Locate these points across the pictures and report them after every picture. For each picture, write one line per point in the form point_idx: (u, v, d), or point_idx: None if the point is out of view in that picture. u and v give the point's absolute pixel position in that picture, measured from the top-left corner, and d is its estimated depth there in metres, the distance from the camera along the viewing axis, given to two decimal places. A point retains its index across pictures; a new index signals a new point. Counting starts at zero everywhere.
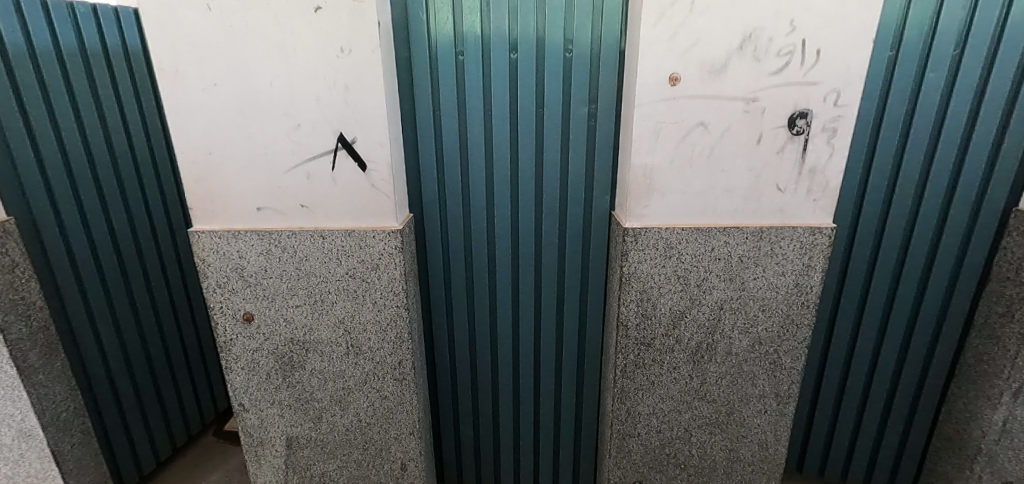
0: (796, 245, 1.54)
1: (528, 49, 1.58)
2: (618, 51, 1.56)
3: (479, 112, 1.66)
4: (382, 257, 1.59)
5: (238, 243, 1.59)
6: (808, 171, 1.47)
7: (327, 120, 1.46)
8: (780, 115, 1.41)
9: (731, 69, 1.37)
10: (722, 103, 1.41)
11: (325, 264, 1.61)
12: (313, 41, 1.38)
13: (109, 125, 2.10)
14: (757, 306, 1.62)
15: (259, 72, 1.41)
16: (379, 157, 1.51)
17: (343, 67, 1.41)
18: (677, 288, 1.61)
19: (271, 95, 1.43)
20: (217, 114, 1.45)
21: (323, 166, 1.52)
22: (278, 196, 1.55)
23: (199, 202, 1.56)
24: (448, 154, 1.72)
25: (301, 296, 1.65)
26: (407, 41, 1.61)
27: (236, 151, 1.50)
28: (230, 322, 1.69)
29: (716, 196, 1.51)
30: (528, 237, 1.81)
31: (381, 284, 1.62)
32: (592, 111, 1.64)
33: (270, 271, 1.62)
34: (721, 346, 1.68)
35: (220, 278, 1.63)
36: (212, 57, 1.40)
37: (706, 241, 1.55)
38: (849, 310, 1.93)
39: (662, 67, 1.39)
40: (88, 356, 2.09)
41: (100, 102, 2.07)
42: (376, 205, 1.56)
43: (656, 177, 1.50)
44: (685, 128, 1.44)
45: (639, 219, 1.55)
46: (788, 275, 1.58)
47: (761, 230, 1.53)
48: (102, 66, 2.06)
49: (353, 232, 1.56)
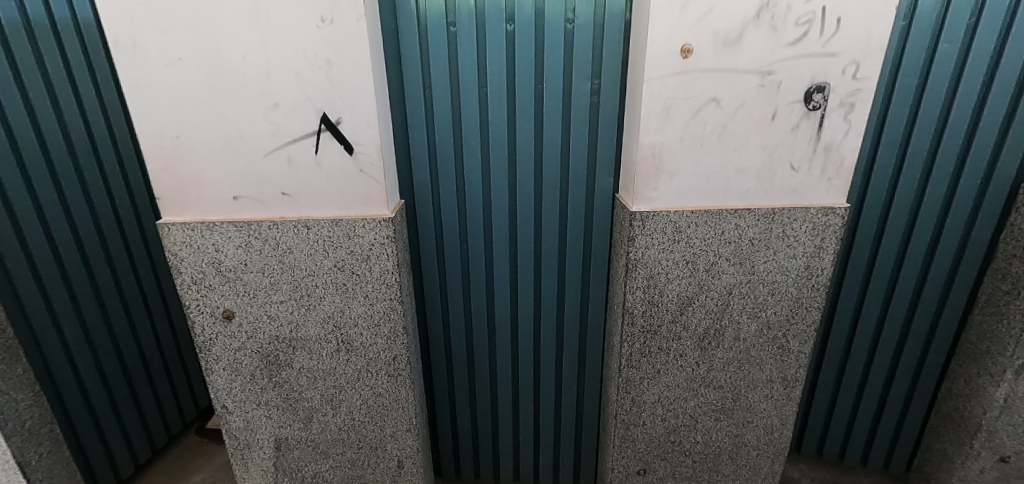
0: (808, 227, 1.48)
1: (525, 21, 1.46)
2: (623, 22, 1.45)
3: (473, 88, 1.54)
4: (374, 248, 1.49)
5: (214, 236, 1.45)
6: (823, 149, 1.40)
7: (308, 99, 1.32)
8: (796, 89, 1.33)
9: (746, 41, 1.28)
10: (737, 77, 1.32)
11: (310, 256, 1.49)
12: (291, 9, 1.24)
13: (61, 107, 1.92)
14: (765, 290, 1.57)
15: (230, 45, 1.26)
16: (367, 139, 1.38)
17: (326, 41, 1.27)
18: (685, 273, 1.54)
19: (244, 71, 1.29)
20: (184, 93, 1.30)
21: (305, 149, 1.38)
22: (256, 184, 1.41)
23: (167, 192, 1.41)
24: (440, 136, 1.61)
25: (286, 291, 1.53)
26: (394, 11, 1.47)
27: (208, 134, 1.35)
28: (208, 321, 1.56)
29: (727, 176, 1.44)
30: (526, 224, 1.71)
31: (374, 276, 1.52)
32: (596, 87, 1.53)
33: (251, 265, 1.49)
34: (729, 332, 1.63)
35: (195, 274, 1.50)
36: (177, 29, 1.24)
37: (716, 225, 1.48)
38: (852, 290, 1.91)
39: (674, 37, 1.28)
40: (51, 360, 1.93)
41: (51, 84, 1.88)
42: (365, 191, 1.44)
43: (665, 157, 1.42)
44: (696, 104, 1.35)
45: (646, 203, 1.47)
46: (798, 258, 1.52)
47: (772, 211, 1.46)
48: (51, 44, 1.86)
49: (341, 222, 1.45)
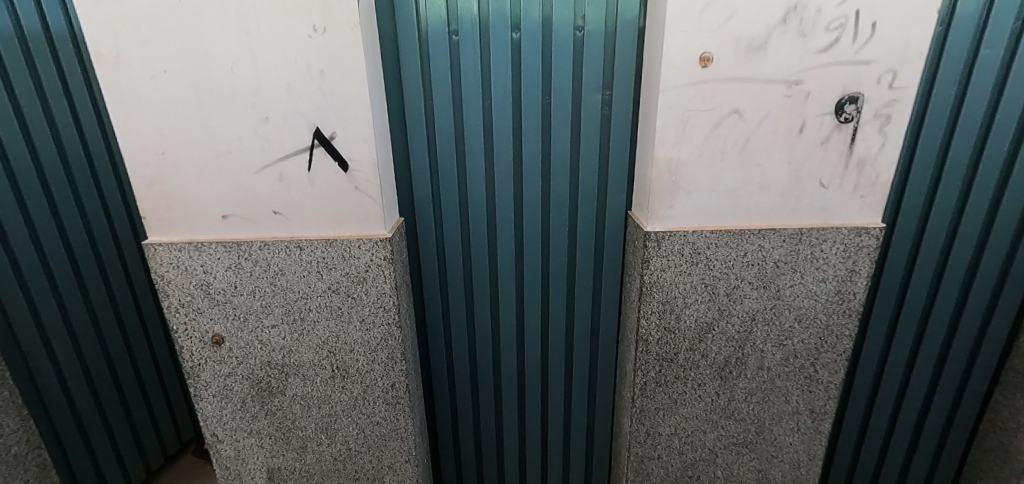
0: (839, 249, 1.36)
1: (531, 28, 1.37)
2: (637, 29, 1.36)
3: (476, 99, 1.45)
4: (370, 269, 1.40)
5: (202, 257, 1.38)
6: (856, 164, 1.29)
7: (300, 112, 1.25)
8: (826, 100, 1.23)
9: (771, 47, 1.18)
10: (761, 87, 1.22)
11: (303, 278, 1.41)
12: (282, 18, 1.16)
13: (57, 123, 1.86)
14: (792, 316, 1.45)
15: (218, 56, 1.19)
16: (362, 154, 1.29)
17: (319, 51, 1.19)
18: (704, 298, 1.43)
19: (233, 83, 1.21)
20: (170, 107, 1.23)
21: (297, 165, 1.30)
22: (246, 202, 1.33)
23: (154, 210, 1.33)
24: (442, 150, 1.52)
25: (279, 315, 1.45)
26: (393, 19, 1.39)
27: (195, 150, 1.28)
28: (197, 346, 1.48)
29: (751, 193, 1.33)
30: (533, 242, 1.61)
31: (371, 299, 1.43)
32: (607, 98, 1.44)
33: (241, 288, 1.41)
34: (751, 361, 1.50)
35: (183, 297, 1.42)
36: (162, 39, 1.17)
37: (738, 246, 1.37)
38: (884, 314, 1.75)
39: (692, 44, 1.19)
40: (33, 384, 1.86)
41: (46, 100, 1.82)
42: (361, 210, 1.35)
43: (682, 173, 1.31)
44: (717, 116, 1.25)
45: (662, 222, 1.36)
46: (828, 281, 1.40)
47: (799, 231, 1.34)
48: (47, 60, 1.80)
49: (336, 242, 1.37)
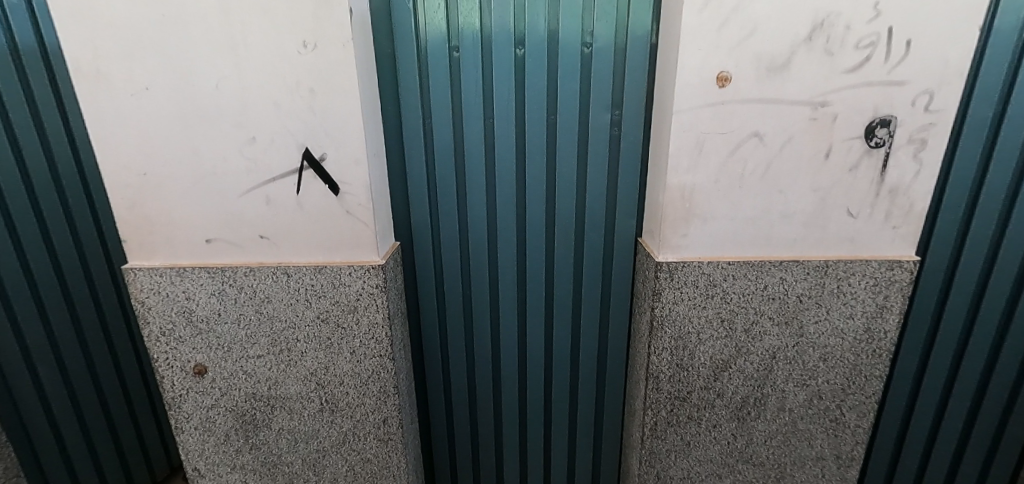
0: (868, 283, 1.26)
1: (536, 44, 1.30)
2: (649, 45, 1.28)
3: (477, 118, 1.37)
4: (362, 298, 1.31)
5: (185, 283, 1.30)
6: (888, 192, 1.18)
7: (289, 132, 1.17)
8: (855, 122, 1.13)
9: (795, 66, 1.09)
10: (783, 109, 1.12)
11: (290, 306, 1.32)
12: (271, 32, 1.09)
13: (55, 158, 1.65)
14: (816, 355, 1.33)
15: (203, 72, 1.12)
16: (354, 177, 1.21)
17: (309, 68, 1.12)
18: (720, 333, 1.32)
19: (218, 101, 1.14)
20: (152, 125, 1.16)
21: (285, 188, 1.22)
22: (231, 225, 1.26)
23: (134, 234, 1.26)
24: (441, 171, 1.44)
25: (264, 345, 1.36)
26: (390, 34, 1.32)
27: (178, 171, 1.20)
28: (178, 376, 1.40)
29: (772, 222, 1.22)
30: (537, 269, 1.52)
31: (362, 329, 1.34)
32: (617, 117, 1.35)
33: (225, 316, 1.33)
34: (771, 402, 1.39)
35: (164, 325, 1.34)
36: (144, 55, 1.11)
37: (757, 278, 1.27)
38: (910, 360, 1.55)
39: (709, 63, 1.10)
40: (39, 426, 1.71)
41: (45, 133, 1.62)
42: (353, 236, 1.27)
43: (697, 200, 1.21)
44: (735, 140, 1.16)
45: (675, 252, 1.26)
46: (856, 318, 1.29)
47: (825, 264, 1.24)
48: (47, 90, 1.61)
49: (325, 268, 1.28)
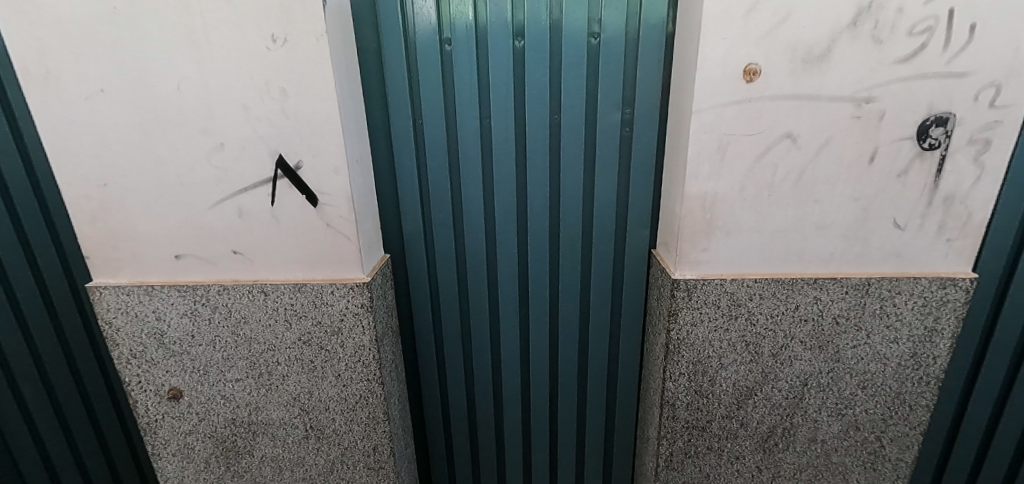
0: (916, 303, 1.10)
1: (537, 35, 1.16)
2: (664, 34, 1.13)
3: (473, 119, 1.24)
4: (346, 319, 1.19)
5: (155, 302, 1.19)
6: (941, 201, 1.03)
7: (260, 138, 1.05)
8: (906, 121, 0.97)
9: (836, 57, 0.94)
10: (821, 106, 0.97)
11: (269, 327, 1.21)
12: (235, 26, 0.97)
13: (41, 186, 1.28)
14: (854, 382, 1.18)
15: (162, 73, 1.01)
16: (334, 187, 1.09)
17: (279, 66, 1.00)
18: (744, 358, 1.18)
19: (180, 104, 1.03)
20: (110, 132, 1.06)
21: (258, 199, 1.10)
22: (202, 240, 1.15)
23: (99, 249, 1.16)
24: (434, 177, 1.30)
25: (243, 368, 1.25)
26: (375, 25, 1.18)
27: (142, 181, 1.10)
28: (153, 400, 1.30)
29: (805, 235, 1.08)
30: (541, 283, 1.39)
31: (347, 352, 1.23)
32: (628, 116, 1.21)
33: (199, 337, 1.22)
34: (802, 432, 1.24)
35: (134, 347, 1.24)
36: (97, 54, 0.99)
37: (787, 298, 1.12)
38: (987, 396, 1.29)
39: (736, 54, 0.95)
40: (31, 472, 1.52)
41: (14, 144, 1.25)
42: (335, 251, 1.15)
43: (719, 211, 1.07)
44: (765, 142, 1.01)
45: (694, 268, 1.12)
46: (901, 341, 1.14)
47: (866, 282, 1.09)
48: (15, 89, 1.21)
49: (305, 286, 1.17)
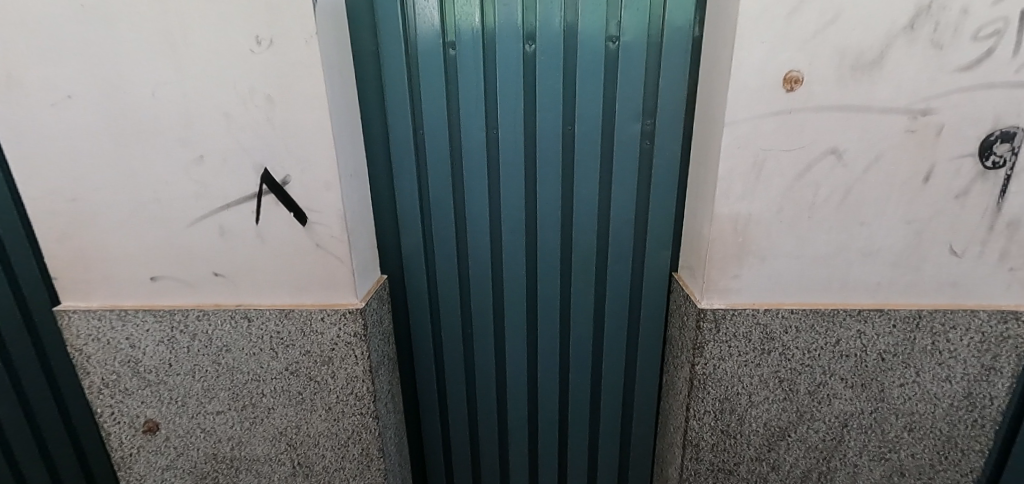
0: (972, 339, 0.99)
1: (551, 39, 1.05)
2: (690, 38, 1.03)
3: (479, 130, 1.13)
4: (337, 348, 1.09)
5: (128, 328, 1.09)
6: (1004, 226, 0.91)
7: (243, 150, 0.95)
8: (967, 136, 0.86)
9: (890, 64, 0.83)
10: (870, 118, 0.87)
11: (253, 356, 1.10)
12: (216, 26, 0.87)
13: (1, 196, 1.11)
14: (900, 424, 1.06)
15: (137, 77, 0.91)
16: (324, 204, 0.98)
17: (264, 71, 0.90)
18: (777, 396, 1.07)
19: (157, 112, 0.93)
20: (80, 142, 0.96)
21: (242, 217, 1.00)
22: (181, 261, 1.04)
23: (70, 269, 1.07)
24: (435, 192, 1.20)
25: (224, 400, 1.15)
26: (373, 27, 1.08)
27: (114, 196, 1.00)
28: (127, 433, 1.19)
29: (849, 262, 0.96)
30: (551, 307, 1.27)
31: (339, 384, 1.12)
32: (649, 128, 1.10)
33: (177, 367, 1.12)
34: (840, 477, 1.12)
35: (107, 376, 1.13)
36: (64, 56, 0.90)
37: (827, 332, 1.01)
38: None
39: (776, 60, 0.84)
40: None
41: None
42: (325, 274, 1.04)
43: (753, 234, 0.96)
44: (805, 158, 0.90)
45: (722, 296, 1.01)
46: (954, 381, 1.02)
47: (916, 315, 0.98)
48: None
49: (293, 312, 1.06)
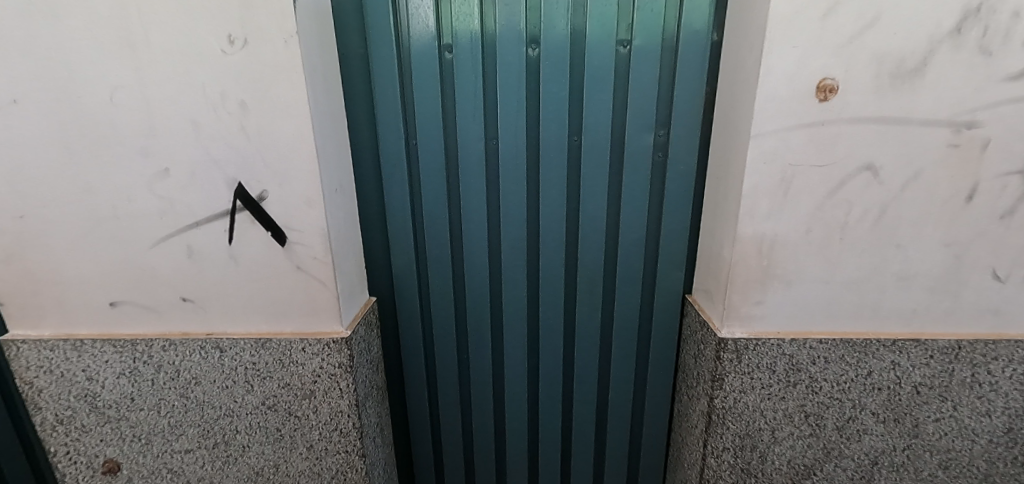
0: (1013, 371, 0.91)
1: (556, 43, 0.97)
2: (708, 43, 0.95)
3: (477, 140, 1.04)
4: (320, 381, 0.98)
5: (85, 359, 0.98)
6: None
7: (214, 162, 0.85)
8: (1015, 152, 0.79)
9: (933, 72, 0.75)
10: (909, 132, 0.79)
11: (226, 389, 0.99)
12: (184, 24, 0.78)
13: None
14: (934, 462, 0.98)
15: (93, 80, 0.81)
16: (306, 222, 0.88)
17: (238, 74, 0.80)
18: (802, 432, 0.98)
19: (116, 119, 0.83)
20: (29, 152, 0.85)
21: (213, 236, 0.90)
22: (144, 285, 0.94)
23: (19, 293, 0.95)
24: (429, 207, 1.10)
25: (194, 438, 1.03)
26: (362, 27, 0.99)
27: (68, 213, 0.89)
28: (84, 475, 1.07)
29: (882, 287, 0.88)
30: (554, 331, 1.18)
31: (321, 420, 1.01)
32: (662, 139, 1.02)
33: (140, 401, 1.00)
34: None
35: (61, 412, 1.02)
36: (10, 55, 0.80)
37: (857, 363, 0.92)
38: None
39: (808, 66, 0.76)
40: None
41: None
42: (307, 299, 0.94)
43: (779, 257, 0.87)
44: (838, 175, 0.82)
45: (744, 324, 0.92)
46: (993, 416, 0.94)
47: (954, 345, 0.90)
48: None
49: (271, 342, 0.96)
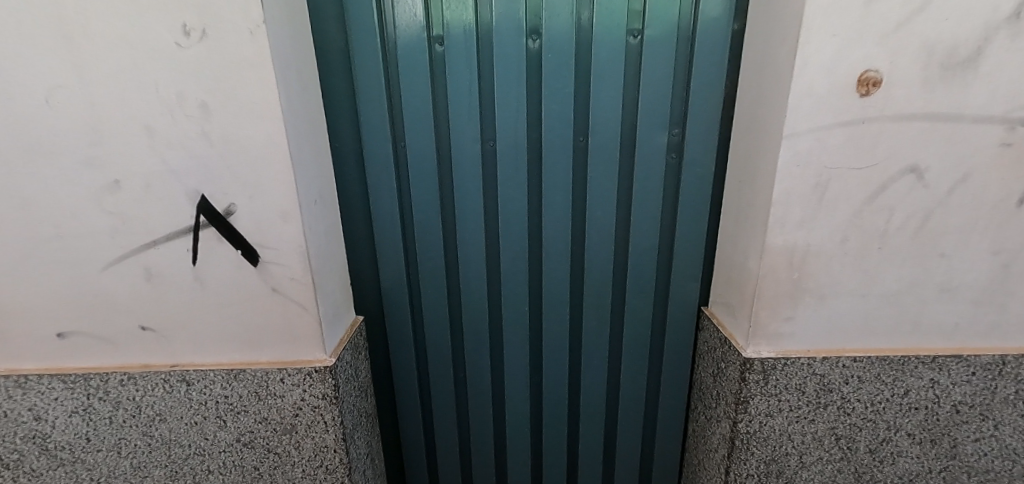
0: None
1: (560, 34, 0.87)
2: (728, 32, 0.86)
3: (473, 142, 0.94)
4: (301, 415, 0.87)
5: (32, 397, 0.86)
6: None
7: (172, 172, 0.74)
8: None
9: (987, 63, 0.67)
10: (958, 130, 0.71)
11: (195, 426, 0.88)
12: (129, 12, 0.66)
13: None
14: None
15: (25, 79, 0.69)
16: (281, 239, 0.78)
17: (195, 70, 0.69)
18: (832, 456, 0.90)
19: (54, 124, 0.71)
20: None
21: (174, 257, 0.79)
22: (97, 312, 0.82)
23: None
24: (420, 216, 1.00)
25: (160, 480, 0.92)
26: (341, 17, 0.88)
27: (3, 233, 0.77)
28: None
29: (922, 300, 0.80)
30: (559, 348, 1.09)
31: (304, 457, 0.91)
32: (676, 139, 0.93)
33: (96, 442, 0.89)
34: None
35: (6, 456, 0.90)
36: None
37: (894, 382, 0.85)
38: None
39: (849, 57, 0.68)
40: None
41: None
42: (285, 325, 0.83)
43: (811, 269, 0.79)
44: (878, 179, 0.74)
45: (772, 343, 0.84)
46: None
47: (997, 361, 0.83)
48: None
49: (245, 373, 0.85)
